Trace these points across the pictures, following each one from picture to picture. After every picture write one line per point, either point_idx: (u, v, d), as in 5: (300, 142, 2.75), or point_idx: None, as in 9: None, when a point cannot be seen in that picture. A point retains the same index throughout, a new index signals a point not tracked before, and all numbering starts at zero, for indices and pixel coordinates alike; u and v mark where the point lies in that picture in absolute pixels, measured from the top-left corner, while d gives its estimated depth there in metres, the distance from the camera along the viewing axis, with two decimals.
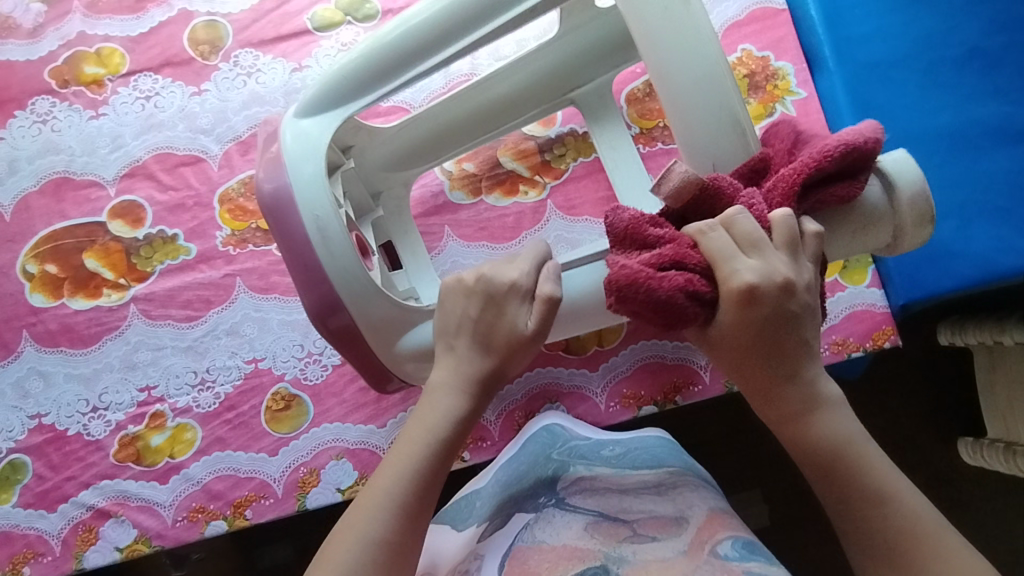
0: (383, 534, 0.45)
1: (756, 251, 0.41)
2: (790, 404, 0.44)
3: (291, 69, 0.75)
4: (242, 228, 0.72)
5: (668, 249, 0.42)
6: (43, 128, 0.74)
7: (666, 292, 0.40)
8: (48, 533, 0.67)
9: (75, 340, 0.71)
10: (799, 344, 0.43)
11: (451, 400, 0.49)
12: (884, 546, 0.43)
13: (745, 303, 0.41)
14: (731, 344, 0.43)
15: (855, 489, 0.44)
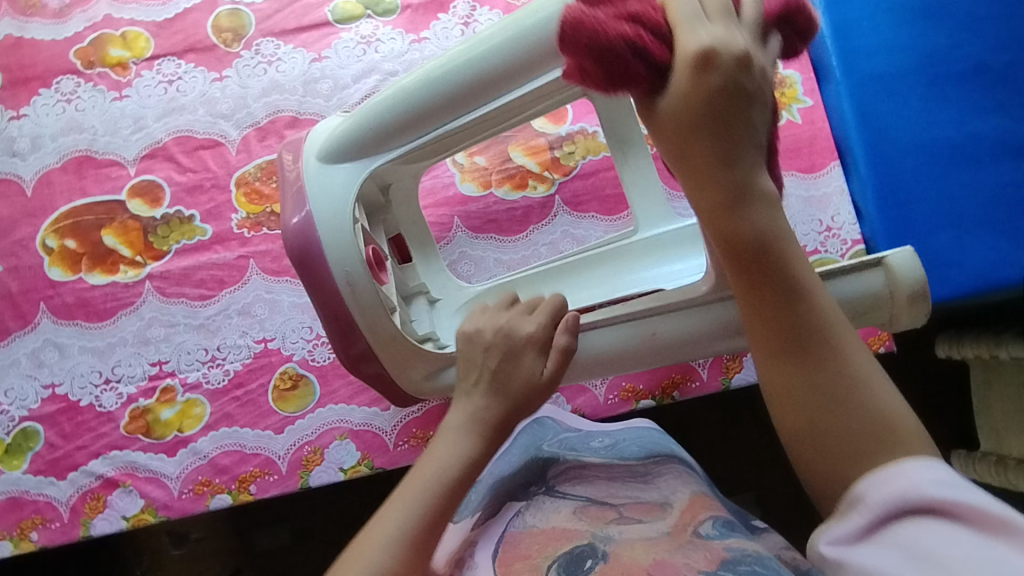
0: (397, 551, 0.42)
1: (721, 18, 0.37)
2: (738, 226, 0.38)
3: (311, 59, 0.77)
4: (257, 211, 0.74)
5: (632, 5, 0.38)
6: (67, 107, 0.76)
7: (614, 41, 0.37)
8: (57, 499, 0.69)
9: (91, 314, 0.73)
10: (748, 122, 0.37)
11: (465, 442, 0.46)
12: (810, 362, 0.37)
13: (701, 58, 0.36)
14: (674, 125, 0.38)
15: (794, 302, 0.38)
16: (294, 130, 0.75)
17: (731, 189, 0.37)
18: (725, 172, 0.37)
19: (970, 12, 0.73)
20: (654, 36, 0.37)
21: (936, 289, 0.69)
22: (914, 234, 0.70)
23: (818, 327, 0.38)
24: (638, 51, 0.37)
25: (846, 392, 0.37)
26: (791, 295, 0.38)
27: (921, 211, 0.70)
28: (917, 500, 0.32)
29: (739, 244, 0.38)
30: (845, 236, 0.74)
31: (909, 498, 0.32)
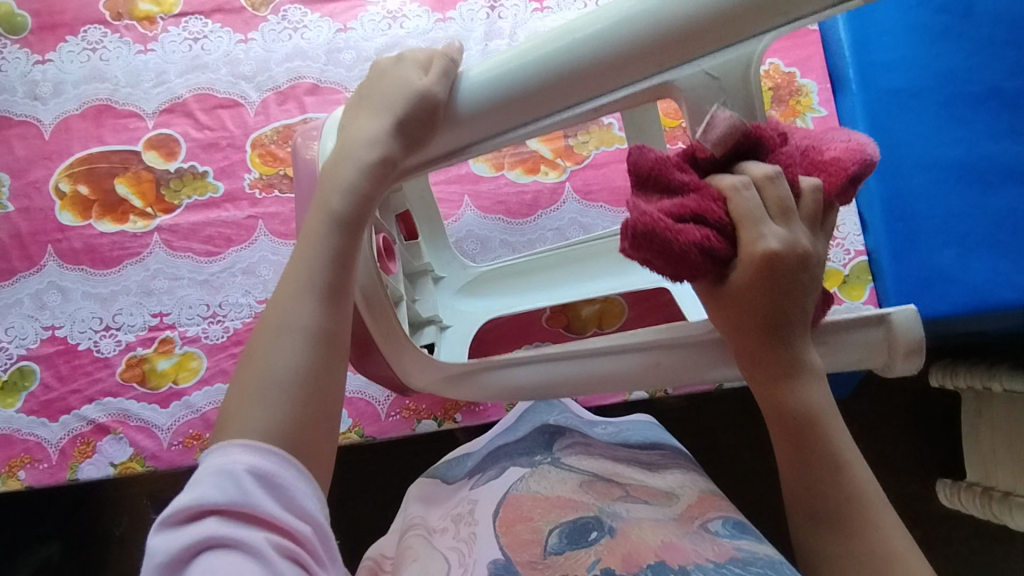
0: (311, 323, 0.41)
1: (782, 218, 0.39)
2: (786, 400, 0.42)
3: (336, 30, 0.77)
4: (270, 173, 0.75)
5: (692, 200, 0.39)
6: (92, 56, 0.77)
7: (684, 247, 0.38)
8: (47, 441, 0.70)
9: (97, 260, 0.73)
10: (799, 313, 0.41)
11: (353, 172, 0.43)
12: (832, 520, 0.42)
13: (765, 264, 0.39)
14: (735, 303, 0.41)
15: (823, 463, 0.42)
16: (313, 97, 0.76)
17: (782, 363, 0.42)
18: (777, 351, 0.42)
19: (988, 37, 0.74)
20: (715, 231, 0.39)
21: (935, 304, 0.69)
22: (917, 250, 0.71)
23: (854, 495, 0.42)
24: (704, 250, 0.38)
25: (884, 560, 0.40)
26: (832, 462, 0.42)
27: (926, 227, 0.71)
28: None
29: (788, 417, 0.43)
30: (849, 246, 0.78)
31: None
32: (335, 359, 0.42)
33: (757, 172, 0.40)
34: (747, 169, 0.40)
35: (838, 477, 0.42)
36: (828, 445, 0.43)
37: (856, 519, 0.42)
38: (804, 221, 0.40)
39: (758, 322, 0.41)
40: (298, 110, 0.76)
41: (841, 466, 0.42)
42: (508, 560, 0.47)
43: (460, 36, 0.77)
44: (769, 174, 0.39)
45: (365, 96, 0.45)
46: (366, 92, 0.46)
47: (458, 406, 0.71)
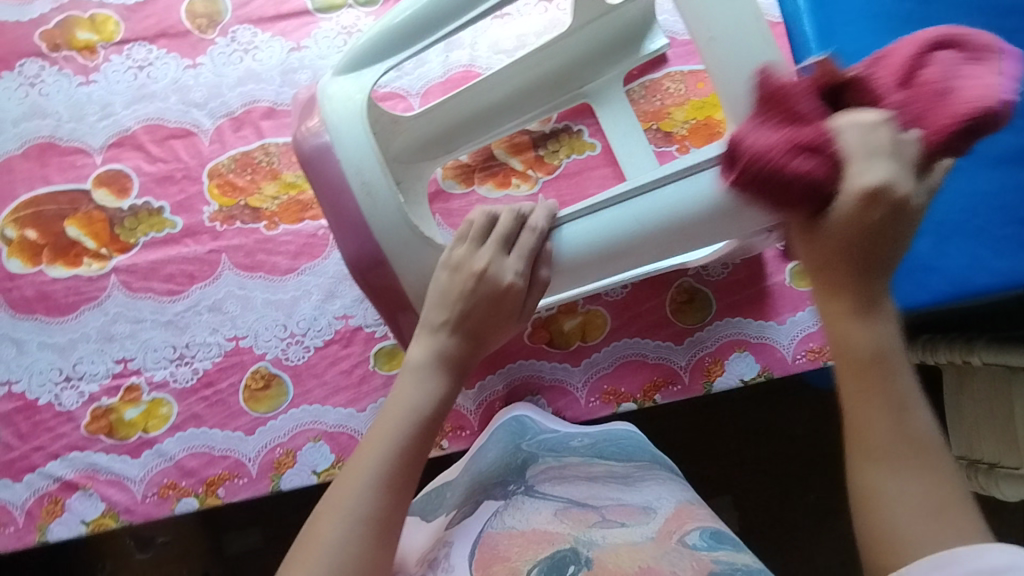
0: (368, 512, 0.47)
1: (887, 150, 0.39)
2: (866, 331, 0.41)
3: (289, 49, 0.74)
4: (230, 204, 0.71)
5: (806, 132, 0.40)
6: (30, 91, 0.73)
7: (788, 171, 0.39)
8: (12, 503, 0.66)
9: (52, 308, 0.69)
10: (886, 257, 0.41)
11: (432, 381, 0.53)
12: (899, 467, 0.39)
13: (867, 197, 0.39)
14: (823, 239, 0.41)
15: (897, 399, 0.40)
16: (270, 122, 0.73)
17: (864, 298, 0.41)
18: (863, 290, 0.41)
19: (948, 22, 0.73)
20: (823, 165, 0.39)
21: (914, 294, 0.70)
22: None
23: (923, 438, 0.40)
24: (794, 162, 0.39)
25: (918, 462, 0.39)
26: (883, 371, 0.40)
27: None
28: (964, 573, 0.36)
29: (851, 353, 0.41)
30: None
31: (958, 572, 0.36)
32: (390, 544, 0.48)
33: (866, 115, 0.40)
34: (870, 108, 0.41)
35: (905, 414, 0.40)
36: (898, 387, 0.40)
37: (897, 459, 0.39)
38: (902, 164, 0.40)
39: (823, 281, 0.42)
40: (255, 135, 0.73)
41: (907, 405, 0.40)
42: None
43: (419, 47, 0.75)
44: (878, 119, 0.40)
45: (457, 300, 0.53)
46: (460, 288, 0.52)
47: (444, 432, 0.69)
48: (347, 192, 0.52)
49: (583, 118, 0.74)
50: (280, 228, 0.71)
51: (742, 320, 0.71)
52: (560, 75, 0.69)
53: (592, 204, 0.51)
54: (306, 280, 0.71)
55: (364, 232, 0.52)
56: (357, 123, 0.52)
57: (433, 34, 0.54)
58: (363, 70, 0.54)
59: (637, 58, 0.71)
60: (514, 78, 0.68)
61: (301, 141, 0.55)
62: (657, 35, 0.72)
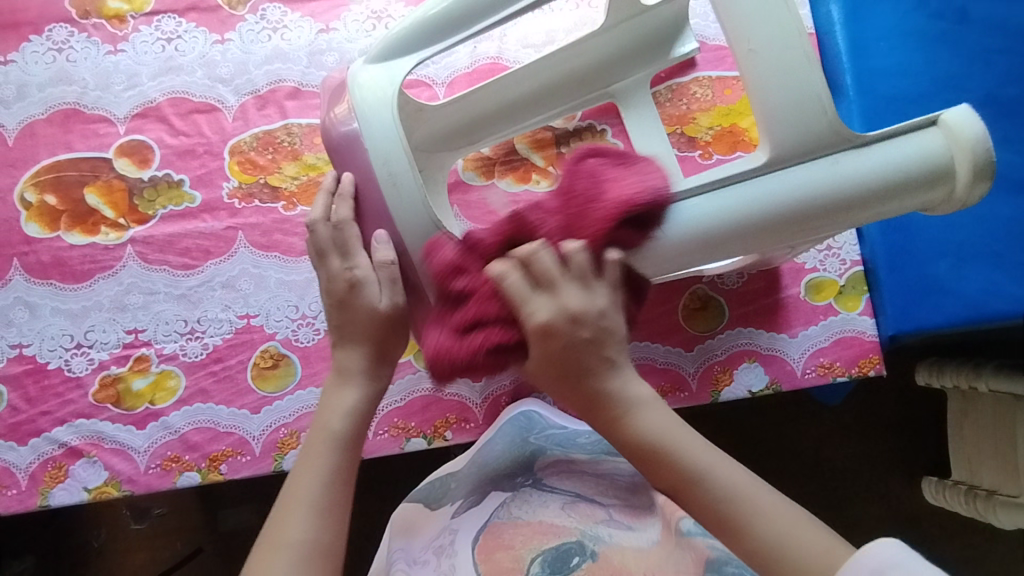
0: (309, 535, 0.47)
1: (576, 281, 0.45)
2: (629, 434, 0.44)
3: (318, 30, 0.74)
4: (250, 182, 0.71)
5: (475, 306, 0.45)
6: (57, 56, 0.73)
7: (470, 356, 0.45)
8: (16, 465, 0.66)
9: (67, 275, 0.69)
10: (587, 365, 0.44)
11: (350, 398, 0.52)
12: (723, 531, 0.42)
13: (545, 333, 0.44)
14: (540, 369, 0.45)
15: (682, 478, 0.43)
16: (294, 102, 0.73)
17: (600, 387, 0.45)
18: (586, 397, 0.45)
19: (982, 43, 0.72)
20: (496, 329, 0.45)
21: (928, 316, 0.69)
22: (914, 260, 0.70)
23: (727, 500, 0.43)
24: (497, 350, 0.45)
25: (730, 519, 0.42)
26: (661, 454, 0.44)
27: (921, 238, 0.71)
28: None
29: (641, 449, 0.44)
30: (845, 256, 0.71)
31: None
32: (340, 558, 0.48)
33: (528, 248, 0.45)
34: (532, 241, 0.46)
35: (701, 484, 0.43)
36: (682, 460, 0.44)
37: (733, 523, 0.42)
38: (603, 283, 0.45)
39: (556, 380, 0.45)
40: (279, 115, 0.73)
41: (701, 475, 0.43)
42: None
43: None
44: (534, 250, 0.45)
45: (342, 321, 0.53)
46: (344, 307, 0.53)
47: (448, 423, 0.68)
48: (373, 182, 0.50)
49: (607, 118, 0.74)
50: (298, 209, 0.71)
51: (755, 331, 0.70)
52: (587, 74, 0.68)
53: (719, 180, 0.47)
54: None
55: (388, 224, 0.50)
56: (387, 110, 0.50)
57: (472, 27, 0.54)
58: (395, 58, 0.52)
59: (665, 61, 0.71)
60: (543, 74, 0.66)
61: (328, 126, 0.52)
62: (686, 38, 0.72)
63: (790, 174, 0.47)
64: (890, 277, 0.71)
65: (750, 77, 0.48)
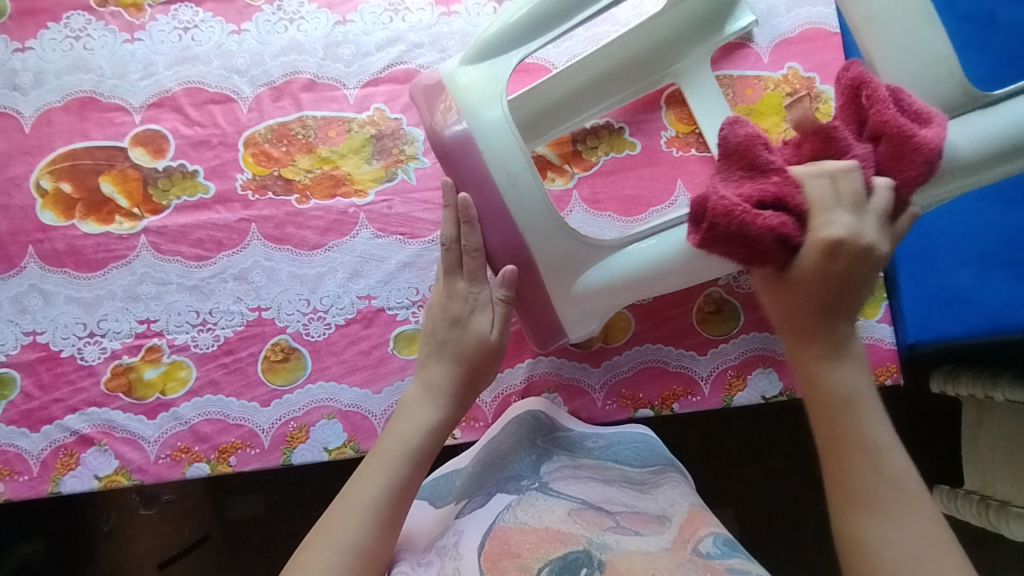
0: (359, 543, 0.49)
1: (851, 207, 0.45)
2: (822, 377, 0.46)
3: (334, 22, 0.74)
4: (264, 174, 0.71)
5: (774, 181, 0.46)
6: (74, 44, 0.73)
7: (758, 224, 0.44)
8: (28, 452, 0.67)
9: (81, 263, 0.70)
10: (851, 302, 0.45)
11: (427, 412, 0.56)
12: (867, 510, 0.44)
13: (829, 249, 0.44)
14: (793, 291, 0.46)
15: (857, 445, 0.45)
16: (310, 94, 0.72)
17: (828, 340, 0.46)
18: (823, 337, 0.46)
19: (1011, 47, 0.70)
20: (792, 216, 0.45)
21: (948, 325, 0.68)
22: (936, 268, 0.69)
23: (892, 479, 0.44)
24: (778, 236, 0.45)
25: (881, 501, 0.44)
26: (839, 410, 0.46)
27: (943, 246, 0.69)
28: None
29: (828, 393, 0.46)
30: None
31: None
32: (379, 569, 0.49)
33: (837, 167, 0.46)
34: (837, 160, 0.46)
35: (874, 458, 0.45)
36: (860, 432, 0.45)
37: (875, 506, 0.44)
38: (870, 212, 0.45)
39: (811, 313, 0.46)
40: (294, 107, 0.72)
41: (875, 450, 0.45)
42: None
43: (465, 32, 0.74)
44: (841, 167, 0.45)
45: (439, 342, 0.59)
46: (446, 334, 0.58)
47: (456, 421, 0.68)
48: (489, 184, 0.53)
49: (625, 117, 0.73)
50: (311, 202, 0.71)
51: (770, 337, 0.69)
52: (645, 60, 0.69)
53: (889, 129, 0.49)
54: (333, 258, 0.70)
55: (507, 223, 0.53)
56: (495, 107, 0.53)
57: (562, 22, 0.56)
58: (491, 59, 0.55)
59: (721, 39, 0.71)
60: (593, 68, 0.68)
61: (435, 131, 0.54)
62: (743, 12, 0.71)
63: (931, 131, 0.49)
64: (911, 285, 0.69)
65: (869, 44, 0.54)
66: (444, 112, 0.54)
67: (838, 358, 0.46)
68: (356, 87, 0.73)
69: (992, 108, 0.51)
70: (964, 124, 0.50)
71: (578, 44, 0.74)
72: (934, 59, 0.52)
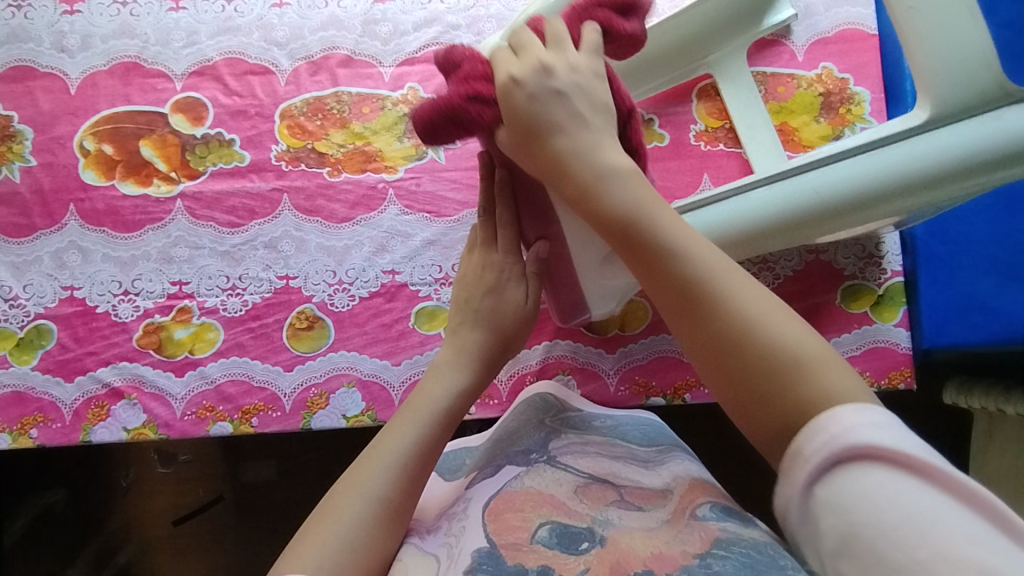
0: (388, 494, 0.50)
1: (583, 49, 0.48)
2: (598, 203, 0.45)
3: (374, 0, 0.75)
4: (298, 146, 0.73)
5: (469, 71, 0.48)
6: (122, 10, 0.75)
7: (449, 99, 0.47)
8: (61, 401, 0.69)
9: (119, 223, 0.72)
10: (563, 119, 0.46)
11: (456, 376, 0.57)
12: (714, 345, 0.40)
13: (511, 85, 0.46)
14: (527, 136, 0.47)
15: (680, 283, 0.41)
16: (346, 70, 0.74)
17: (588, 172, 0.45)
18: (561, 165, 0.46)
19: None
20: (484, 82, 0.48)
21: (967, 333, 0.68)
22: (957, 276, 0.69)
23: (703, 286, 0.41)
24: (476, 100, 0.48)
25: (743, 371, 0.39)
26: (638, 248, 0.43)
27: (966, 254, 0.69)
28: (850, 448, 0.33)
29: (612, 222, 0.44)
30: (887, 266, 0.70)
31: (840, 445, 0.33)
32: (404, 520, 0.50)
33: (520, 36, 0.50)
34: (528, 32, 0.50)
35: (700, 288, 0.41)
36: (671, 263, 0.42)
37: (701, 300, 0.41)
38: (569, 53, 0.48)
39: (525, 137, 0.47)
40: (330, 82, 0.74)
41: (698, 283, 0.41)
42: (492, 546, 0.47)
43: (502, 15, 0.75)
44: (530, 39, 0.49)
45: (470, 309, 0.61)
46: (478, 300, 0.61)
47: None
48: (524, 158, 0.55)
49: (655, 108, 0.73)
50: (342, 176, 0.72)
51: None
52: (677, 50, 0.70)
53: (868, 144, 0.53)
54: (361, 232, 0.72)
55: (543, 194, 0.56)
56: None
57: None
58: None
59: (758, 32, 0.71)
60: (621, 60, 0.69)
61: None
62: (782, 6, 0.71)
63: (933, 138, 0.51)
64: (930, 292, 0.69)
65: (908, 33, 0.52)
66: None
67: (591, 160, 0.46)
68: (391, 65, 0.74)
69: (1002, 110, 0.51)
70: (992, 120, 0.51)
71: None
72: (969, 53, 0.50)
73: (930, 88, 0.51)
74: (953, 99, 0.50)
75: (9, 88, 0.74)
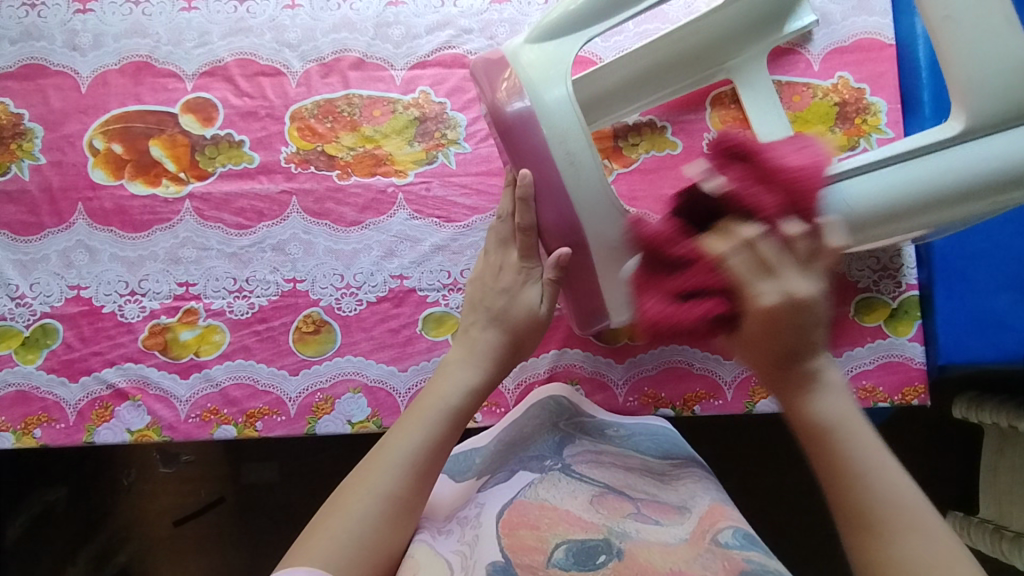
0: (396, 490, 0.49)
1: (804, 268, 0.45)
2: (793, 405, 0.45)
3: (386, 3, 0.75)
4: (308, 148, 0.72)
5: (715, 276, 0.46)
6: (134, 9, 0.75)
7: (690, 324, 0.47)
8: (65, 401, 0.69)
9: (127, 223, 0.72)
10: (802, 335, 0.44)
11: (467, 374, 0.57)
12: (874, 535, 0.41)
13: (764, 315, 0.44)
14: (750, 347, 0.46)
15: (840, 473, 0.43)
16: (357, 73, 0.73)
17: (799, 376, 0.45)
18: (794, 372, 0.45)
19: None
20: (716, 300, 0.46)
21: (983, 349, 0.67)
22: (973, 290, 0.68)
23: (889, 499, 0.41)
24: (714, 320, 0.46)
25: (889, 518, 0.41)
26: (817, 432, 0.44)
27: (984, 268, 0.68)
28: None
29: (805, 421, 0.45)
30: (902, 279, 0.69)
31: None
32: (413, 517, 0.49)
33: (744, 233, 0.46)
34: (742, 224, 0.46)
35: (861, 484, 0.42)
36: (838, 455, 0.43)
37: (848, 470, 0.43)
38: (790, 268, 0.45)
39: (761, 342, 0.45)
40: (341, 84, 0.73)
41: (861, 473, 0.42)
42: (508, 561, 0.46)
43: (516, 20, 0.74)
44: (755, 234, 0.45)
45: (484, 308, 0.61)
46: (492, 300, 0.61)
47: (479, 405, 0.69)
48: (549, 161, 0.53)
49: (668, 116, 0.73)
50: (351, 179, 0.72)
51: None
52: (700, 52, 0.68)
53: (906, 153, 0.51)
54: (369, 236, 0.71)
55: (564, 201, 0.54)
56: (560, 85, 0.53)
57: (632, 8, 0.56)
58: (561, 39, 0.55)
59: (779, 38, 0.70)
60: (641, 62, 0.67)
61: (497, 106, 0.54)
62: (803, 11, 0.71)
63: (967, 148, 0.51)
64: (946, 307, 0.68)
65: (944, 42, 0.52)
66: (506, 89, 0.54)
67: (800, 362, 0.45)
68: (403, 68, 0.74)
69: None
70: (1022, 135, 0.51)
71: (627, 40, 0.73)
72: (1010, 63, 0.50)
73: (961, 100, 0.51)
74: (989, 108, 0.50)
75: (20, 85, 0.74)
